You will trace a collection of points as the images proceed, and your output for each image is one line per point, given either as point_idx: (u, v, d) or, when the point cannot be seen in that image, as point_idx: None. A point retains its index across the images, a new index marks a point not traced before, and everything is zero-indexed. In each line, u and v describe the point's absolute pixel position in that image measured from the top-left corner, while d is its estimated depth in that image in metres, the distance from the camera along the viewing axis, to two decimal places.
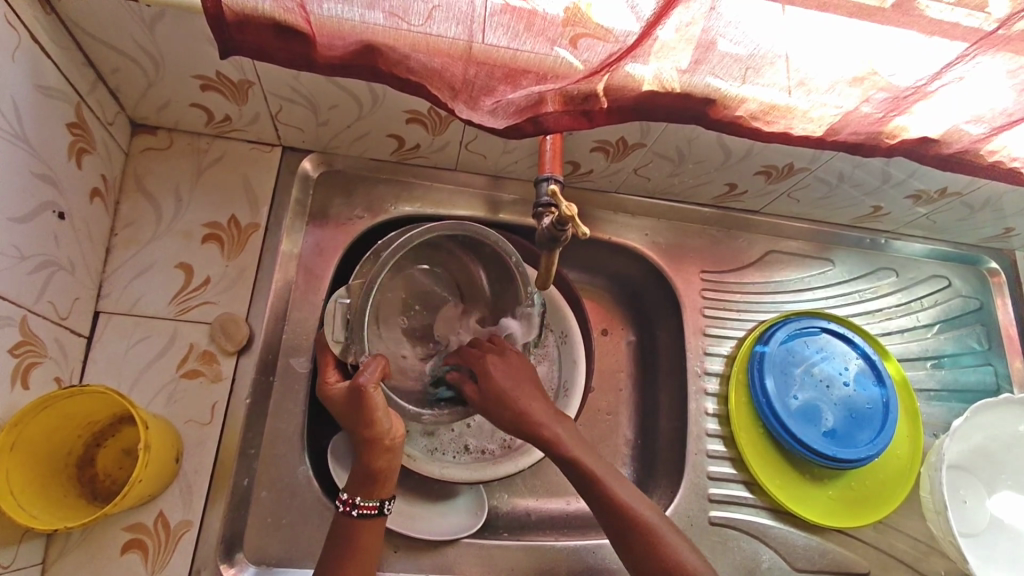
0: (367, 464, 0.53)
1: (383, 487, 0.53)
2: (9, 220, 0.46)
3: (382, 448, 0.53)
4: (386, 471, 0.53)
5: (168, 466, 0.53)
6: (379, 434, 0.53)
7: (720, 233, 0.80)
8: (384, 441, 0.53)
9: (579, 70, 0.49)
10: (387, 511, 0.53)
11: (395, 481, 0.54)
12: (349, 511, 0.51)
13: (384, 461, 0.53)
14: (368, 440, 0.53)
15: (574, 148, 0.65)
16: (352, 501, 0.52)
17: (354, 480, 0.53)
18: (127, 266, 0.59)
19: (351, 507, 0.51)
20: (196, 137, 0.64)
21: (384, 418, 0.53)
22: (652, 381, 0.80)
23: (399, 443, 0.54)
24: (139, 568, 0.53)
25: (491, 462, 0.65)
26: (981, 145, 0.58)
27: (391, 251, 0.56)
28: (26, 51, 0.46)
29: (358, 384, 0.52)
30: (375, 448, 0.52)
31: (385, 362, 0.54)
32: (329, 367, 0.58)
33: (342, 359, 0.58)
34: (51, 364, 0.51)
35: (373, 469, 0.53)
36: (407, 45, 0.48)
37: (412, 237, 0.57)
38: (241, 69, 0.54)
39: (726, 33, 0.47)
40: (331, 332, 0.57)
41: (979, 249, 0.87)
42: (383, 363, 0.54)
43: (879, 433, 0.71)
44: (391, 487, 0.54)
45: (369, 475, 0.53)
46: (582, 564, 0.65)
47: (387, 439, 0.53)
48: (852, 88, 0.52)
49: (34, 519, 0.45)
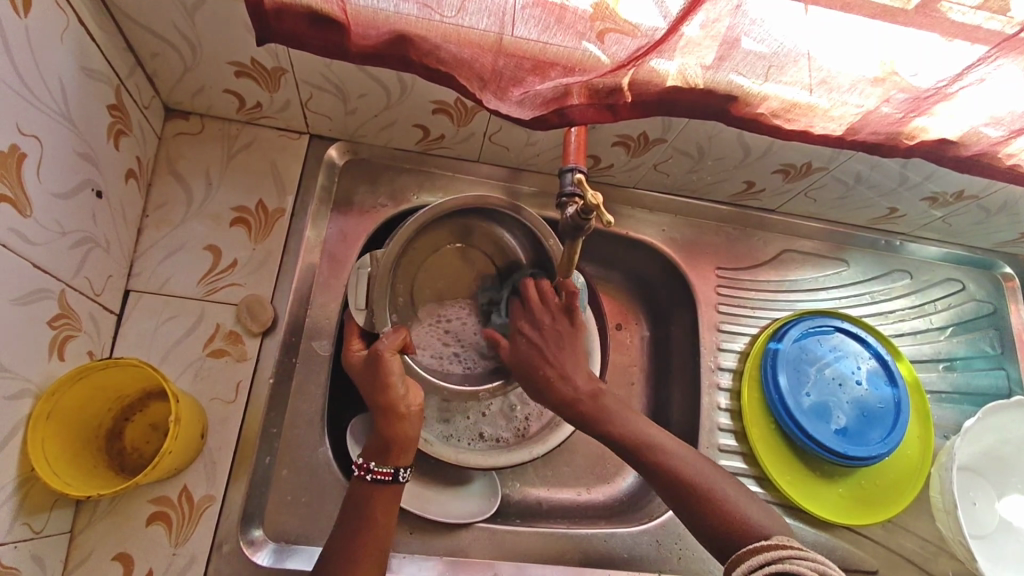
0: (383, 432, 0.54)
1: (399, 456, 0.54)
2: (52, 196, 0.47)
3: (396, 416, 0.54)
4: (401, 439, 0.54)
5: (195, 441, 0.54)
6: (393, 399, 0.54)
7: (737, 231, 0.81)
8: (399, 408, 0.54)
9: (606, 63, 0.50)
10: (403, 479, 0.54)
11: (412, 453, 0.55)
12: (364, 476, 0.53)
13: (399, 430, 0.54)
14: (382, 407, 0.54)
15: (596, 142, 0.66)
16: (367, 467, 0.53)
17: (371, 446, 0.54)
18: (157, 247, 0.61)
19: (366, 473, 0.53)
20: (227, 123, 0.66)
21: (399, 386, 0.55)
22: (664, 375, 0.81)
23: (414, 412, 0.55)
24: (163, 540, 0.54)
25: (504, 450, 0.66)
26: (999, 148, 0.59)
27: (413, 220, 0.58)
28: (73, 33, 0.47)
29: (377, 349, 0.56)
30: (390, 416, 0.54)
31: (407, 335, 0.58)
32: (353, 335, 0.60)
33: (366, 329, 0.60)
34: (84, 339, 0.53)
35: (389, 436, 0.54)
36: (439, 36, 0.50)
37: (431, 210, 0.59)
38: (275, 56, 0.55)
39: (751, 31, 0.48)
40: (354, 300, 0.60)
41: (994, 254, 0.88)
42: (405, 334, 0.57)
43: (890, 432, 0.72)
44: (407, 458, 0.54)
45: (385, 444, 0.54)
46: (594, 553, 0.66)
47: (401, 406, 0.54)
48: (872, 88, 0.52)
49: (68, 486, 0.47)
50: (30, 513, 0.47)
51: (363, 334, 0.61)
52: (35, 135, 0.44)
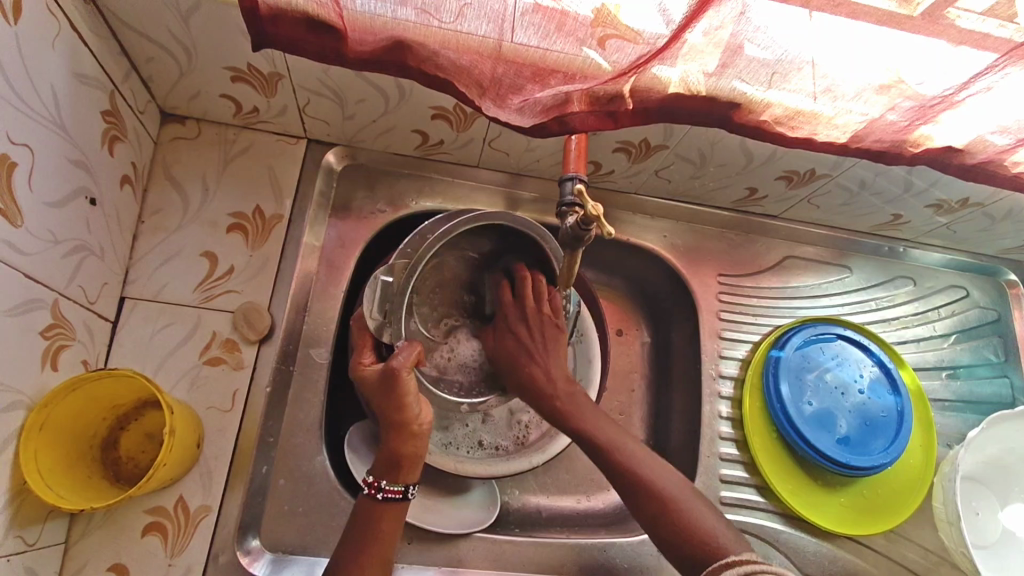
0: (394, 449, 0.53)
1: (408, 472, 0.54)
2: (44, 205, 0.47)
3: (410, 434, 0.54)
4: (411, 456, 0.53)
5: (190, 451, 0.54)
6: (407, 418, 0.53)
7: (738, 236, 0.80)
8: (412, 426, 0.54)
9: (607, 71, 0.50)
10: (410, 496, 0.53)
11: (421, 469, 0.55)
12: (375, 494, 0.52)
13: (410, 447, 0.53)
14: (398, 424, 0.53)
15: (597, 148, 0.65)
16: (379, 486, 0.52)
17: (381, 463, 0.53)
18: (153, 254, 0.60)
19: (377, 491, 0.52)
20: (224, 128, 0.65)
21: (414, 405, 0.54)
22: (665, 382, 0.80)
23: (425, 431, 0.55)
24: (159, 551, 0.53)
25: (498, 459, 0.66)
26: (1006, 156, 0.58)
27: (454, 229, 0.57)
28: (65, 39, 0.46)
29: (392, 366, 0.53)
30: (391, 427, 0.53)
31: (420, 350, 0.55)
32: (365, 348, 0.59)
33: (379, 339, 0.59)
34: (79, 348, 0.52)
35: (399, 453, 0.53)
36: (437, 43, 0.49)
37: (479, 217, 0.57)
38: (272, 62, 0.55)
39: (754, 38, 0.47)
40: (369, 306, 0.58)
41: (998, 261, 0.87)
42: (418, 349, 0.55)
43: (892, 442, 0.71)
44: (415, 474, 0.54)
45: (392, 457, 0.53)
46: (592, 562, 0.65)
47: (414, 425, 0.54)
48: (878, 96, 0.52)
49: (61, 499, 0.46)
50: (23, 525, 0.46)
51: (375, 346, 0.60)
52: (26, 144, 0.44)
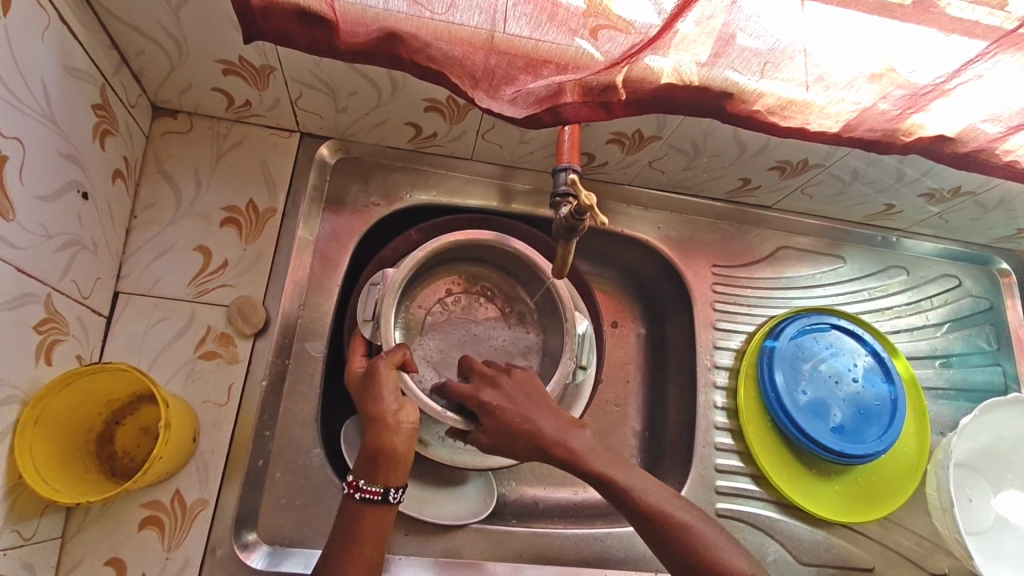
0: (370, 442, 0.52)
1: (388, 473, 0.51)
2: (35, 198, 0.46)
3: (385, 426, 0.52)
4: (390, 452, 0.51)
5: (186, 445, 0.54)
6: (380, 410, 0.53)
7: (733, 227, 0.81)
8: (386, 419, 0.52)
9: (599, 61, 0.49)
10: (391, 498, 0.51)
11: (404, 470, 0.52)
12: (353, 493, 0.51)
13: (388, 441, 0.52)
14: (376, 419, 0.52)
15: (590, 140, 0.65)
16: (356, 485, 0.51)
17: (360, 463, 0.52)
18: (146, 248, 0.60)
19: (354, 490, 0.51)
20: (216, 122, 0.65)
21: (390, 398, 0.53)
22: (660, 373, 0.81)
23: (404, 425, 0.52)
24: (156, 545, 0.53)
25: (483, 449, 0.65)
26: (997, 144, 0.59)
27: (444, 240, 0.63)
28: (55, 32, 0.46)
29: (375, 362, 0.55)
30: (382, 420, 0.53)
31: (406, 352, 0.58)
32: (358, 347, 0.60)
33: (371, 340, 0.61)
34: (73, 342, 0.52)
35: (376, 447, 0.51)
36: (429, 34, 0.49)
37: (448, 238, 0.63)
38: (263, 54, 0.54)
39: (746, 27, 0.47)
40: (362, 311, 0.62)
41: (991, 250, 0.87)
42: (403, 351, 0.57)
43: (886, 429, 0.72)
44: (397, 475, 0.52)
45: (372, 456, 0.51)
46: (589, 552, 0.66)
47: (390, 418, 0.52)
48: (870, 85, 0.52)
49: (57, 493, 0.46)
50: (20, 519, 0.46)
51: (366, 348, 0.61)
52: (16, 137, 0.44)
